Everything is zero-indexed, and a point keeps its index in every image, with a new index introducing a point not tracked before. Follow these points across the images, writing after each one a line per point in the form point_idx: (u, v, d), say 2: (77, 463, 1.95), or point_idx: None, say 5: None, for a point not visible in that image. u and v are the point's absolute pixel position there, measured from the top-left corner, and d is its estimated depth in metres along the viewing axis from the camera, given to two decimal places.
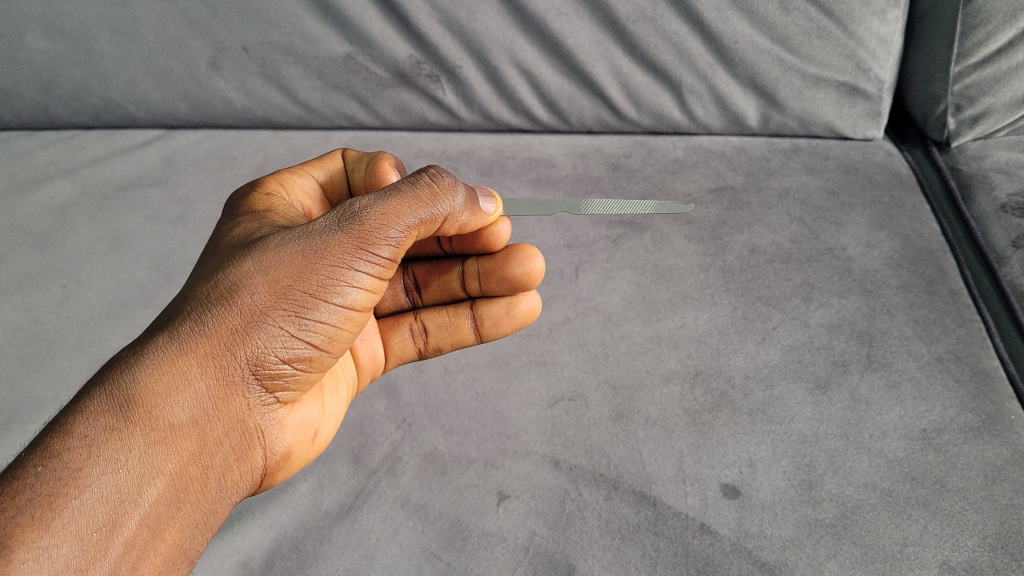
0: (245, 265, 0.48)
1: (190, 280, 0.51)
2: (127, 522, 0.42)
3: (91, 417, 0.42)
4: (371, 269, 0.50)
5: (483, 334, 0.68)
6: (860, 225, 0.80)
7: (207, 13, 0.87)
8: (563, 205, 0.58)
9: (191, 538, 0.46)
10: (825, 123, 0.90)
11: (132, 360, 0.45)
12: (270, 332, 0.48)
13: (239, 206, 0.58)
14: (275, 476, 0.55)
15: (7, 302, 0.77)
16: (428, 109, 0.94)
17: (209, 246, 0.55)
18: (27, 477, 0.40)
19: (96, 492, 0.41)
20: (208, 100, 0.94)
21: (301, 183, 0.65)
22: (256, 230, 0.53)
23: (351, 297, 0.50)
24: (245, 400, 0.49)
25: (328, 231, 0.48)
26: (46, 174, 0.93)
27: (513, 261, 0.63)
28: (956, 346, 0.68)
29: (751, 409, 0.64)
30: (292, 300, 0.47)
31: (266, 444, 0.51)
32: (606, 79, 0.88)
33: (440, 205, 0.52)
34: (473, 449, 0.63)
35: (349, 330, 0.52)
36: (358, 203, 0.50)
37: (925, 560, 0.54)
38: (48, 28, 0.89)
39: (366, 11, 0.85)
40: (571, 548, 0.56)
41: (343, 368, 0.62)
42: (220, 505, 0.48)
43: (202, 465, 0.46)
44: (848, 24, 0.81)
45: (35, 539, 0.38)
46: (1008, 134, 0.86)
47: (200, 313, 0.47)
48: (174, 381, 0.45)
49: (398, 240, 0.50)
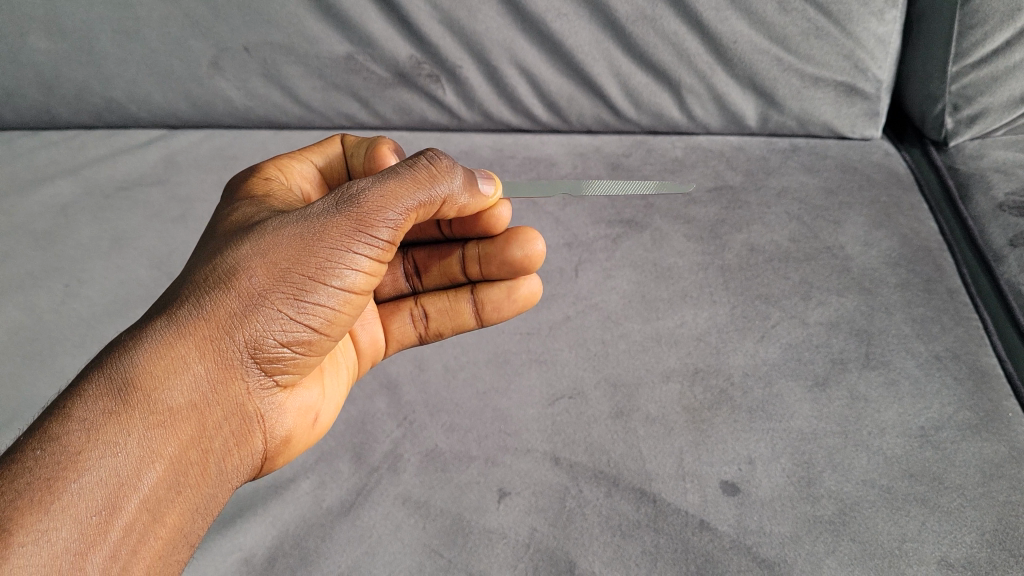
0: (243, 248, 0.48)
1: (188, 264, 0.51)
2: (126, 506, 0.42)
3: (90, 400, 0.43)
4: (369, 252, 0.50)
5: (483, 318, 0.68)
6: (859, 224, 0.81)
7: (208, 13, 0.87)
8: (566, 186, 0.59)
9: (192, 522, 0.46)
10: (823, 123, 0.90)
11: (130, 344, 0.45)
12: (269, 315, 0.48)
13: (237, 191, 0.58)
14: (275, 462, 0.55)
15: (9, 301, 0.77)
16: (428, 109, 0.94)
17: (208, 231, 0.55)
18: (26, 461, 0.40)
19: (95, 475, 0.41)
20: (209, 100, 0.95)
21: (300, 169, 0.66)
22: (254, 214, 0.53)
23: (350, 280, 0.50)
24: (244, 383, 0.49)
25: (326, 213, 0.49)
26: (48, 173, 0.93)
27: (514, 244, 0.63)
28: (954, 345, 0.69)
29: (750, 406, 0.65)
30: (291, 283, 0.48)
31: (266, 428, 0.52)
32: (606, 79, 0.89)
33: (438, 188, 0.53)
34: (474, 447, 0.64)
35: (348, 313, 0.52)
36: (356, 186, 0.50)
37: (924, 556, 0.55)
38: (50, 28, 0.89)
39: (367, 11, 0.86)
40: (572, 544, 0.57)
41: (343, 353, 0.63)
42: (220, 489, 0.49)
43: (201, 449, 0.47)
44: (846, 24, 0.82)
45: (34, 522, 0.38)
46: (1006, 133, 0.86)
47: (198, 296, 0.47)
48: (173, 364, 0.45)
49: (397, 222, 0.51)
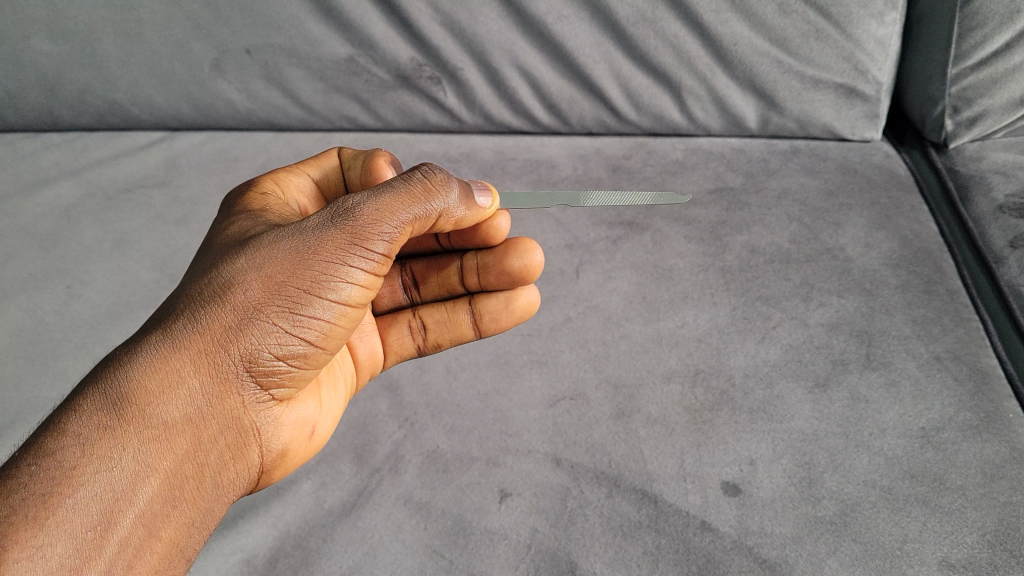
0: (239, 262, 0.48)
1: (184, 277, 0.52)
2: (122, 521, 0.42)
3: (85, 416, 0.43)
4: (366, 265, 0.50)
5: (482, 329, 0.69)
6: (859, 225, 0.81)
7: (211, 16, 0.88)
8: (563, 197, 0.60)
9: (188, 536, 0.46)
10: (823, 125, 0.90)
11: (125, 358, 0.45)
12: (264, 329, 0.48)
13: (235, 204, 0.58)
14: (273, 474, 0.55)
15: (11, 302, 0.77)
16: (430, 111, 0.94)
17: (205, 244, 0.56)
18: (22, 476, 0.40)
19: (91, 490, 0.41)
20: (211, 102, 0.95)
21: (297, 182, 0.66)
22: (250, 228, 0.53)
23: (346, 294, 0.50)
24: (240, 397, 0.49)
25: (322, 227, 0.49)
26: (50, 176, 0.94)
27: (512, 253, 0.64)
28: (955, 346, 0.69)
29: (751, 407, 0.65)
30: (286, 297, 0.48)
31: (263, 441, 0.52)
32: (607, 81, 0.89)
33: (434, 202, 0.53)
34: (475, 447, 0.64)
35: (344, 326, 0.52)
36: (351, 200, 0.51)
37: (925, 557, 0.55)
38: (52, 31, 0.89)
39: (369, 14, 0.86)
40: (573, 545, 0.57)
41: (341, 366, 0.63)
42: (217, 502, 0.49)
43: (197, 463, 0.47)
44: (845, 26, 0.82)
45: (29, 538, 0.38)
46: (1006, 135, 0.86)
47: (194, 311, 0.47)
48: (168, 379, 0.45)
49: (393, 236, 0.51)
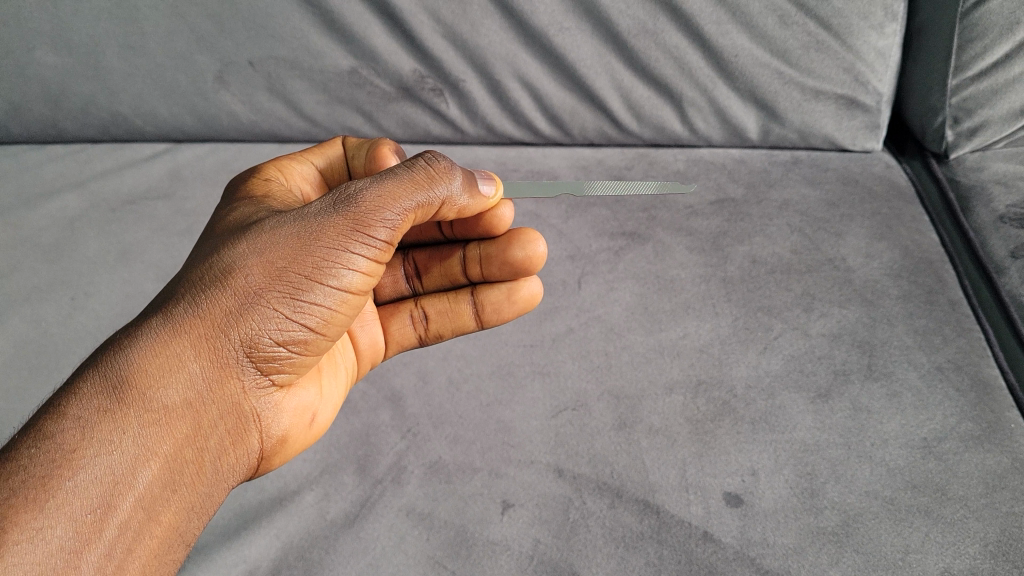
0: (240, 247, 0.49)
1: (185, 263, 0.52)
2: (121, 505, 0.42)
3: (85, 399, 0.43)
4: (367, 252, 0.51)
5: (483, 320, 0.69)
6: (860, 236, 0.81)
7: (215, 29, 0.88)
8: (564, 189, 0.60)
9: (187, 521, 0.47)
10: (824, 135, 0.91)
11: (126, 342, 0.45)
12: (264, 314, 0.48)
13: (238, 191, 0.59)
14: (272, 461, 0.55)
15: (16, 314, 0.78)
16: (431, 122, 0.95)
17: (206, 230, 0.56)
18: (22, 459, 0.40)
19: (90, 473, 0.41)
20: (216, 114, 0.96)
21: (300, 170, 0.67)
22: (252, 214, 0.53)
23: (347, 280, 0.51)
24: (239, 382, 0.49)
25: (323, 213, 0.49)
26: (55, 187, 0.95)
27: (515, 244, 0.64)
28: (957, 356, 0.69)
29: (753, 417, 0.65)
30: (287, 282, 0.48)
31: (262, 427, 0.52)
32: (608, 93, 0.90)
33: (436, 190, 0.54)
34: (477, 458, 0.64)
35: (345, 313, 0.52)
36: (354, 187, 0.51)
37: (927, 567, 0.55)
38: (58, 44, 0.90)
39: (371, 26, 0.87)
40: (576, 556, 0.57)
41: (341, 355, 0.63)
42: (216, 488, 0.49)
43: (196, 447, 0.47)
44: (846, 38, 0.83)
45: (29, 520, 0.39)
46: (1006, 145, 0.87)
47: (194, 294, 0.47)
48: (168, 363, 0.46)
49: (395, 223, 0.51)
